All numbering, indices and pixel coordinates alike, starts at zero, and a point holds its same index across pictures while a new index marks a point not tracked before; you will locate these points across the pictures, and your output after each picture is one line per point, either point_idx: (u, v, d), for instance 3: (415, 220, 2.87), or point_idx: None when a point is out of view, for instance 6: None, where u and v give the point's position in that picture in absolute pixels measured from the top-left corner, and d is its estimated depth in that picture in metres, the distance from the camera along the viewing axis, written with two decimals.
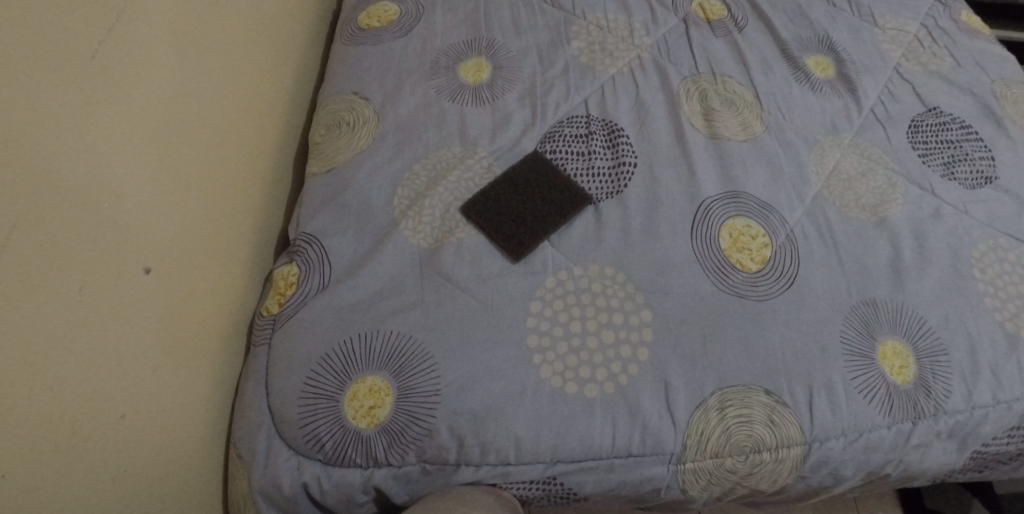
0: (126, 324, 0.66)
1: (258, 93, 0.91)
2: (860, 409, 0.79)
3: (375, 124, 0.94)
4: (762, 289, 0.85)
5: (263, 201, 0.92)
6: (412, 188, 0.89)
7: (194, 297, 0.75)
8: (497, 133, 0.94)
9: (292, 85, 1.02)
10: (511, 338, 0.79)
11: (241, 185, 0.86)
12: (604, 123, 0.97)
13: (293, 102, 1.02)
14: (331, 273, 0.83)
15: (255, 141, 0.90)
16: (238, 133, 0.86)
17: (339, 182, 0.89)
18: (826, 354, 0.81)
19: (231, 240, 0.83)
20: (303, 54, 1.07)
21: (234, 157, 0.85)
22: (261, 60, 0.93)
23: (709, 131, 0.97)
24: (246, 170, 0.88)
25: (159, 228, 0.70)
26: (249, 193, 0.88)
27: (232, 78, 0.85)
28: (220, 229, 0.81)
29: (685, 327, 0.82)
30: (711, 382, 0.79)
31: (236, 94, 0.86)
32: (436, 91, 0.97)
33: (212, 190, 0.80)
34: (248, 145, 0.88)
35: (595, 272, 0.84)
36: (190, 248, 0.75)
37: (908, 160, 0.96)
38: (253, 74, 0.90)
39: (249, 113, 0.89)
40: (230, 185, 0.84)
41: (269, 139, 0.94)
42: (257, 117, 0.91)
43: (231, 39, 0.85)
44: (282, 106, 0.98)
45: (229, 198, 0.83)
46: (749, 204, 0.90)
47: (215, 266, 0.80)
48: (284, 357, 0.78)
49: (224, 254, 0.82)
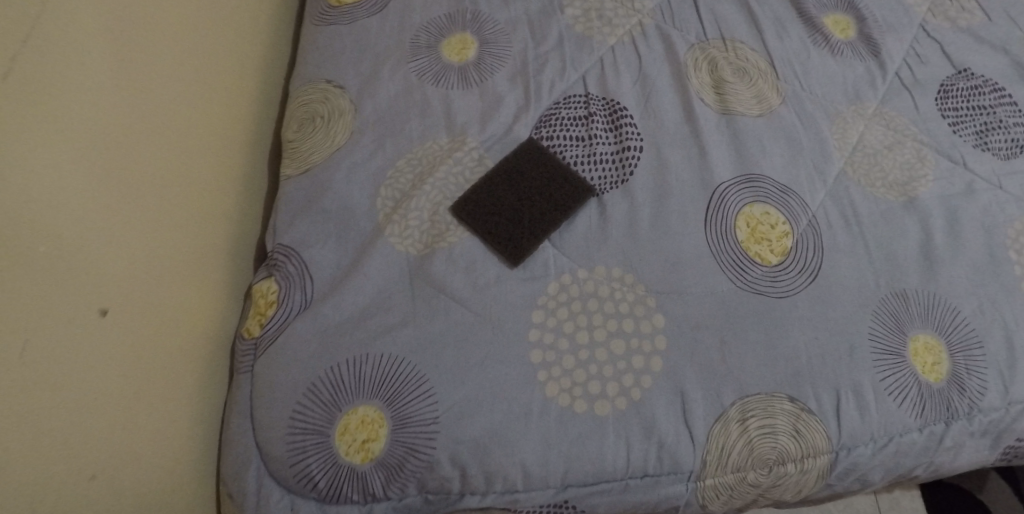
0: (83, 375, 0.59)
1: (221, 92, 0.83)
2: (890, 413, 0.74)
3: (352, 116, 0.85)
4: (784, 285, 0.78)
5: (235, 210, 0.84)
6: (397, 188, 0.81)
7: (166, 330, 0.69)
8: (487, 120, 0.85)
9: (257, 74, 0.93)
10: (513, 354, 0.73)
11: (209, 197, 0.79)
12: (604, 101, 0.88)
13: (260, 93, 0.93)
14: (313, 290, 0.76)
15: (221, 146, 0.82)
16: (201, 141, 0.78)
17: (316, 184, 0.81)
18: (854, 354, 0.75)
19: (202, 260, 0.77)
20: (267, 36, 0.97)
21: (198, 168, 0.77)
22: (221, 55, 0.84)
23: (721, 107, 0.88)
24: (213, 179, 0.80)
25: (115, 262, 0.63)
26: (219, 204, 0.81)
27: (188, 81, 0.77)
28: (187, 250, 0.74)
29: (702, 332, 0.75)
30: (731, 391, 0.73)
31: (195, 98, 0.78)
32: (418, 73, 0.88)
33: (175, 210, 0.73)
34: (213, 152, 0.81)
35: (601, 273, 0.77)
36: (156, 277, 0.68)
37: (938, 130, 0.88)
38: (213, 72, 0.82)
39: (212, 116, 0.81)
40: (195, 201, 0.77)
41: (236, 140, 0.86)
42: (221, 119, 0.83)
43: (184, 35, 0.77)
44: (247, 100, 0.89)
45: (196, 215, 0.77)
46: (766, 188, 0.83)
47: (185, 291, 0.73)
48: (267, 388, 0.72)
49: (195, 277, 0.75)
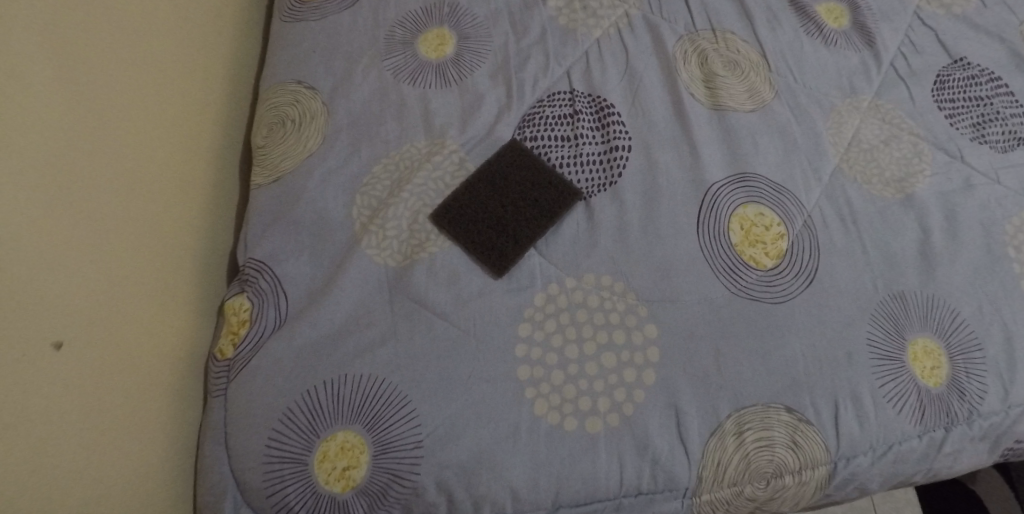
0: (34, 413, 0.57)
1: (184, 103, 0.80)
2: (890, 420, 0.72)
3: (324, 118, 0.80)
4: (779, 289, 0.75)
5: (206, 223, 0.80)
6: (373, 195, 0.77)
7: (130, 358, 0.67)
8: (468, 120, 0.81)
9: (222, 77, 0.88)
10: (499, 371, 0.70)
11: (176, 214, 0.76)
12: (590, 98, 0.84)
13: (226, 96, 0.88)
14: (288, 308, 0.73)
15: (188, 159, 0.79)
16: (162, 156, 0.75)
17: (288, 193, 0.77)
18: (852, 360, 0.73)
19: (170, 280, 0.74)
20: (232, 36, 0.92)
21: (161, 185, 0.74)
22: (181, 64, 0.81)
23: (712, 102, 0.85)
24: (180, 194, 0.77)
25: (69, 289, 0.61)
26: (189, 220, 0.78)
27: (142, 95, 0.73)
28: (153, 272, 0.71)
29: (695, 342, 0.72)
30: (727, 403, 0.71)
31: (152, 113, 0.74)
32: (394, 72, 0.83)
33: (134, 231, 0.70)
34: (178, 166, 0.77)
35: (590, 282, 0.74)
36: (115, 304, 0.66)
37: (934, 123, 0.85)
38: (173, 83, 0.78)
39: (174, 129, 0.78)
40: (160, 220, 0.73)
41: (203, 151, 0.82)
42: (187, 131, 0.80)
43: (132, 48, 0.73)
44: (211, 106, 0.85)
45: (162, 234, 0.73)
46: (760, 187, 0.80)
47: (153, 314, 0.70)
48: (241, 414, 0.69)
49: (165, 298, 0.72)
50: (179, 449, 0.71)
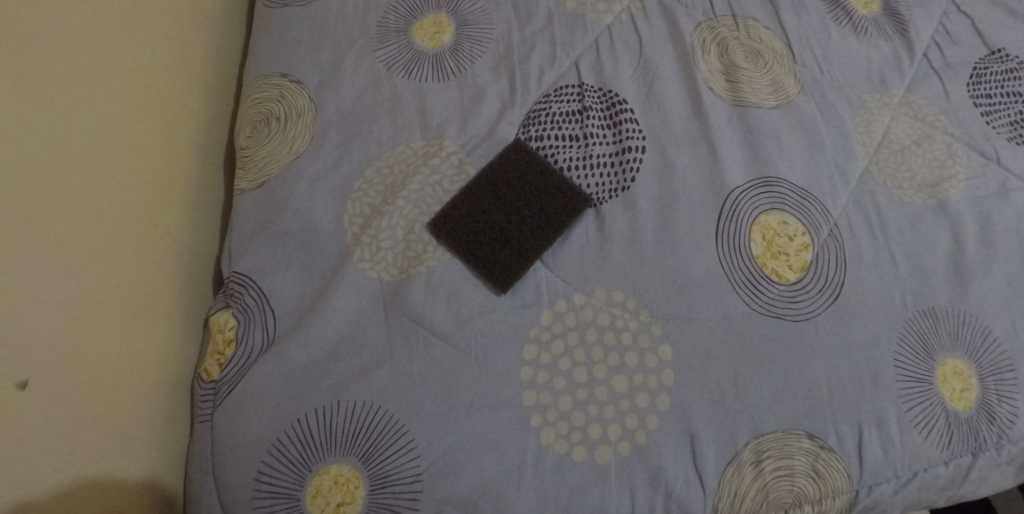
0: (8, 461, 0.55)
1: (159, 114, 0.77)
2: (916, 447, 0.68)
3: (312, 116, 0.74)
4: (803, 306, 0.70)
5: (180, 237, 0.77)
6: (365, 202, 0.71)
7: (109, 387, 0.65)
8: (468, 119, 0.75)
9: (191, 74, 0.83)
10: (504, 397, 0.65)
11: (153, 233, 0.74)
12: (600, 93, 0.78)
13: (196, 95, 0.83)
14: (276, 326, 0.67)
15: (164, 173, 0.76)
16: (137, 174, 0.72)
17: (274, 200, 0.71)
18: (878, 382, 0.69)
19: (148, 301, 0.71)
20: (203, 28, 0.86)
21: (136, 204, 0.72)
22: (158, 61, 0.78)
23: (732, 96, 0.78)
24: (157, 211, 0.75)
25: (49, 304, 0.61)
26: (168, 235, 0.76)
27: (112, 114, 0.70)
28: (133, 295, 0.70)
29: (713, 364, 0.68)
30: (745, 430, 0.66)
31: (124, 130, 0.71)
32: (386, 63, 0.77)
33: (110, 256, 0.67)
34: (155, 183, 0.75)
35: (600, 298, 0.69)
36: (90, 335, 0.64)
37: (970, 121, 0.79)
38: (147, 94, 0.75)
39: (149, 144, 0.75)
40: (136, 241, 0.71)
41: (180, 161, 0.79)
42: (162, 143, 0.77)
43: (101, 64, 0.70)
44: (181, 108, 0.80)
45: (139, 256, 0.71)
46: (784, 193, 0.74)
47: (133, 339, 0.69)
48: (228, 443, 0.64)
49: (147, 321, 0.71)
50: (151, 477, 0.68)
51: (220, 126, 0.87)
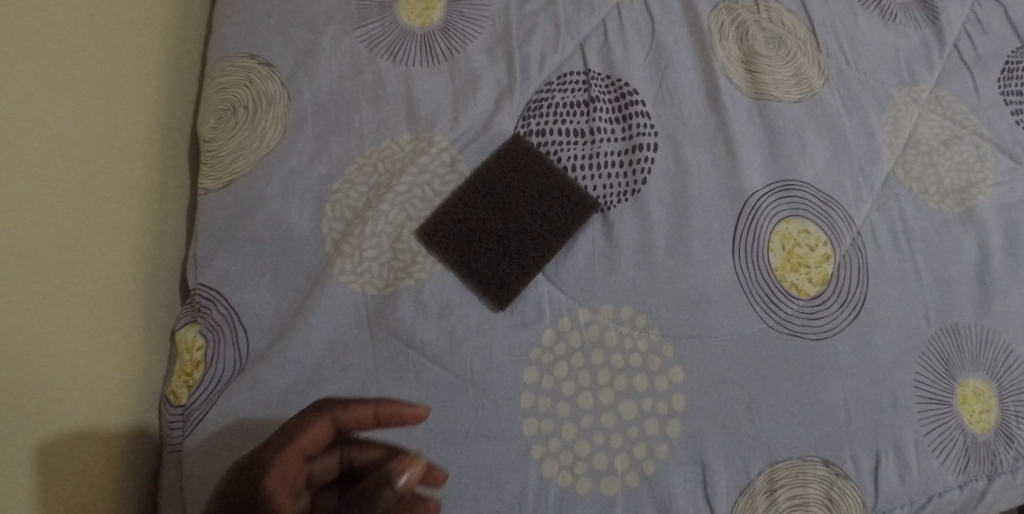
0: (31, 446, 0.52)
1: (107, 83, 0.66)
2: (933, 473, 0.65)
3: (285, 104, 0.66)
4: (822, 322, 0.65)
5: (143, 235, 0.68)
6: (346, 205, 0.64)
7: (71, 409, 0.56)
8: (461, 110, 0.68)
9: (152, 48, 0.73)
10: (502, 426, 0.60)
11: (108, 223, 0.64)
12: (608, 82, 0.71)
13: (157, 72, 0.73)
14: (249, 345, 0.61)
15: (116, 154, 0.66)
16: (87, 154, 0.62)
17: (243, 201, 0.63)
18: (897, 405, 0.65)
19: (107, 308, 0.62)
20: None
21: (88, 191, 0.61)
22: (132, 18, 0.71)
23: (752, 88, 0.72)
24: (111, 199, 0.64)
25: (58, 280, 0.56)
26: (124, 229, 0.66)
27: (55, 81, 0.59)
28: (89, 298, 0.60)
29: (727, 387, 0.63)
30: (759, 457, 0.62)
31: (70, 103, 0.60)
32: (369, 44, 0.69)
33: (76, 249, 0.59)
34: (108, 165, 0.64)
35: (607, 315, 0.63)
36: (68, 336, 0.56)
37: (1000, 121, 0.74)
38: (92, 61, 0.64)
39: (99, 118, 0.64)
40: (91, 235, 0.61)
41: (136, 143, 0.69)
42: (112, 116, 0.66)
43: (41, 19, 0.58)
44: (138, 83, 0.70)
45: (95, 251, 0.61)
46: (806, 199, 0.68)
47: (90, 352, 0.59)
48: (199, 480, 0.58)
49: (104, 329, 0.61)
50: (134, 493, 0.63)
51: (185, 108, 0.78)
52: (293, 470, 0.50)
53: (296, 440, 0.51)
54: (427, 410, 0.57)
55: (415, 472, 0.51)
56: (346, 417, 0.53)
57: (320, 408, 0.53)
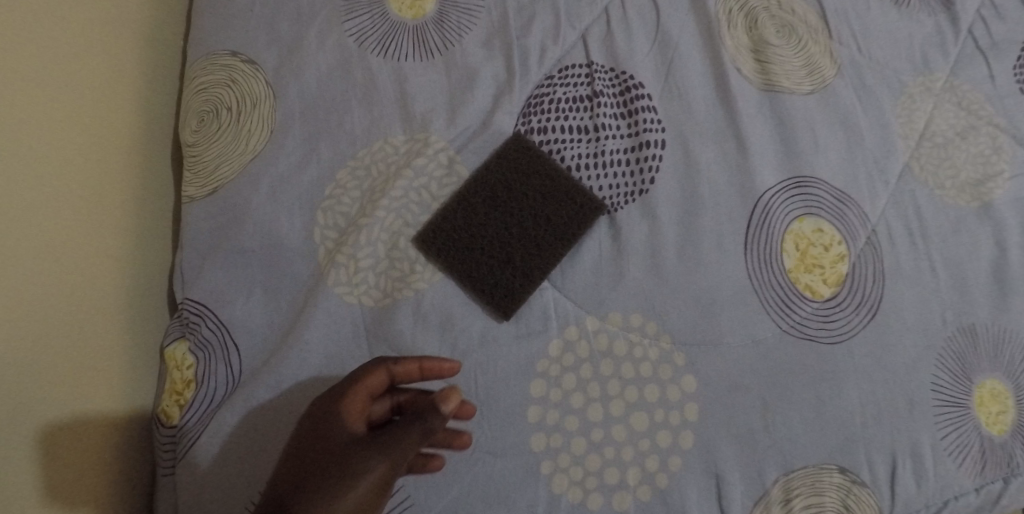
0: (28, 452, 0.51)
1: (81, 83, 0.61)
2: (951, 478, 0.63)
3: (270, 105, 0.62)
4: (838, 325, 0.63)
5: (133, 245, 0.64)
6: (339, 211, 0.60)
7: (56, 422, 0.53)
8: (458, 108, 0.64)
9: (139, 44, 0.69)
10: (509, 441, 0.58)
11: (87, 235, 0.59)
12: (612, 75, 0.67)
13: (145, 70, 0.69)
14: (241, 363, 0.58)
15: (94, 159, 0.61)
16: (74, 150, 0.59)
17: (229, 209, 0.60)
18: (914, 409, 0.63)
19: (89, 327, 0.58)
20: None
21: (59, 201, 0.57)
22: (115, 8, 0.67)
23: (763, 79, 0.69)
24: (90, 209, 0.60)
25: (49, 282, 0.55)
26: (108, 241, 0.61)
27: (31, 75, 0.56)
28: (66, 316, 0.56)
29: (742, 395, 0.61)
30: (775, 466, 0.60)
31: (45, 98, 0.57)
32: (358, 38, 0.65)
33: (69, 249, 0.57)
34: (83, 171, 0.60)
35: (615, 322, 0.61)
36: (63, 340, 0.55)
37: (1017, 110, 0.71)
38: (61, 59, 0.60)
39: (71, 120, 0.59)
40: (66, 248, 0.57)
41: (127, 140, 0.65)
42: (88, 119, 0.61)
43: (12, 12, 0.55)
44: (121, 83, 0.66)
45: (72, 266, 0.57)
46: (819, 196, 0.65)
47: (68, 376, 0.55)
48: (193, 507, 0.55)
49: (85, 351, 0.57)
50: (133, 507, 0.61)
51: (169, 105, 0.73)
52: (353, 414, 0.52)
53: (351, 393, 0.53)
54: (457, 364, 0.56)
55: (454, 404, 0.52)
56: (399, 371, 0.54)
57: (374, 364, 0.54)
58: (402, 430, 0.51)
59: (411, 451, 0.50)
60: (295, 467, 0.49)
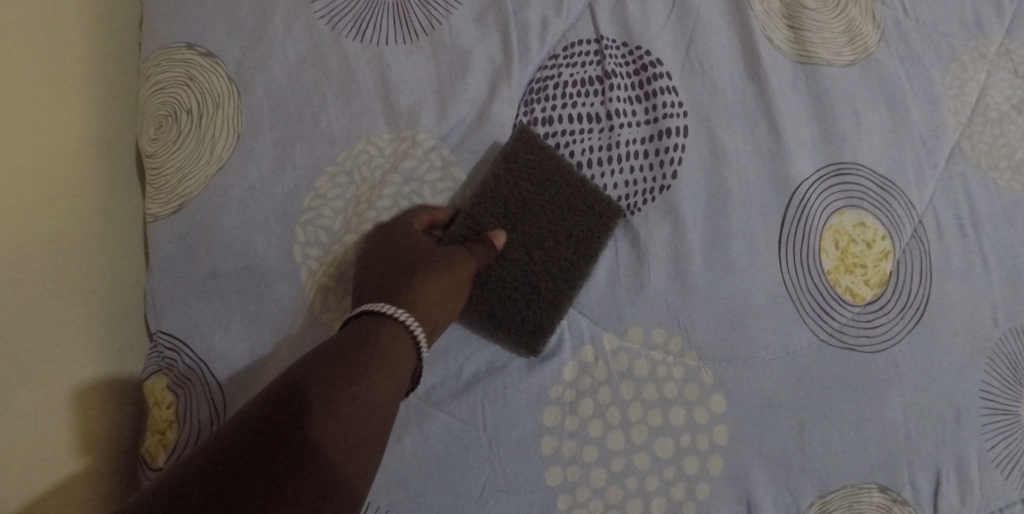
0: (91, 427, 0.50)
1: (94, 55, 0.55)
2: (998, 493, 0.57)
3: (235, 104, 0.55)
4: (881, 332, 0.57)
5: (113, 271, 0.53)
6: (321, 226, 0.55)
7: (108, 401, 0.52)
8: (450, 99, 0.57)
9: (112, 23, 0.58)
10: (522, 477, 0.52)
11: (48, 261, 0.48)
12: (626, 50, 0.59)
13: None
14: (223, 400, 0.52)
15: (48, 157, 0.49)
16: (107, 119, 0.55)
17: (196, 227, 0.53)
18: (961, 419, 0.57)
19: (119, 330, 0.53)
20: None
21: (74, 193, 0.51)
22: None
23: (796, 51, 0.60)
24: (47, 226, 0.48)
25: (98, 259, 0.52)
26: (80, 264, 0.50)
27: (70, 40, 0.53)
28: (14, 360, 0.45)
29: (774, 414, 0.55)
30: (810, 488, 0.55)
31: (83, 63, 0.54)
32: (330, 21, 0.57)
33: (109, 225, 0.54)
34: (36, 173, 0.48)
35: (634, 339, 0.55)
36: (112, 322, 0.52)
37: None
38: (83, 25, 0.54)
39: (42, 105, 0.50)
40: (18, 273, 0.46)
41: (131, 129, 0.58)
42: (59, 104, 0.51)
43: None
44: (91, 71, 0.54)
45: (80, 278, 0.50)
46: (863, 184, 0.58)
47: (92, 389, 0.50)
48: None
49: (44, 401, 0.46)
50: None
51: None
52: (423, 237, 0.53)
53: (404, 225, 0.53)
54: (433, 213, 0.55)
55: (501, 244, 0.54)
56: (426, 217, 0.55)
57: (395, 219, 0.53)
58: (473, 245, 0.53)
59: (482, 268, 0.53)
60: (371, 293, 0.49)
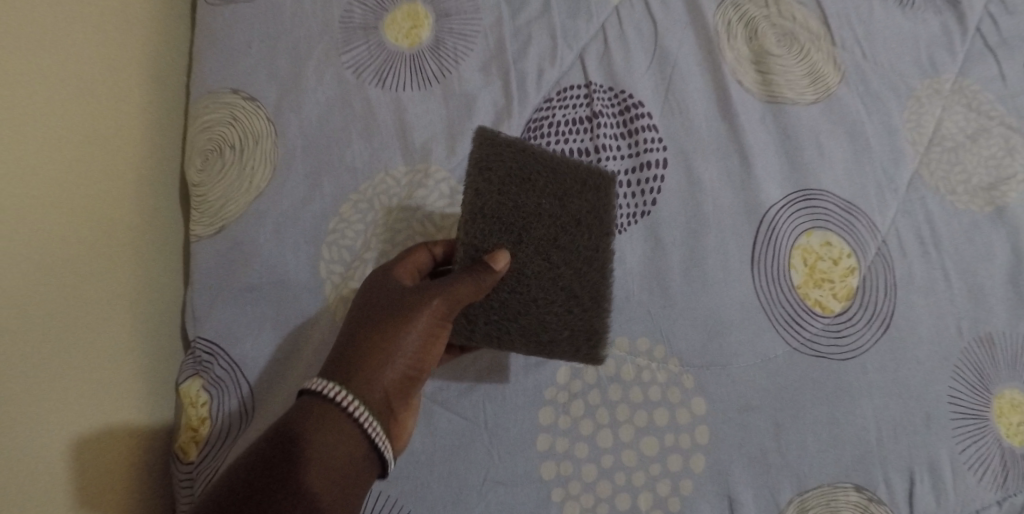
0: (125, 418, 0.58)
1: (145, 104, 0.65)
2: (973, 494, 0.60)
3: (272, 141, 0.64)
4: (849, 341, 0.62)
5: (151, 284, 0.62)
6: (343, 246, 0.62)
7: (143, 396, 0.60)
8: (457, 137, 0.65)
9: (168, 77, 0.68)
10: (518, 470, 0.58)
11: (90, 286, 0.56)
12: (612, 94, 0.67)
13: None
14: (252, 400, 0.59)
15: (106, 190, 0.59)
16: (153, 157, 0.65)
17: (234, 247, 0.62)
18: (932, 422, 0.61)
19: (150, 336, 0.61)
20: None
21: (122, 220, 0.60)
22: None
23: (764, 91, 0.68)
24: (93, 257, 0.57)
25: (137, 275, 0.61)
26: (123, 280, 0.59)
27: (127, 91, 0.63)
28: (43, 382, 0.52)
29: (751, 416, 0.60)
30: (787, 485, 0.59)
31: (136, 110, 0.64)
32: (355, 72, 0.66)
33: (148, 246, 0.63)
34: (96, 205, 0.58)
35: (621, 348, 0.61)
36: (146, 329, 0.61)
37: None
38: (138, 78, 0.65)
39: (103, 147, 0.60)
40: (78, 287, 0.55)
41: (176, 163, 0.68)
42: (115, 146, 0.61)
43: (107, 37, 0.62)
44: (142, 116, 0.64)
45: (124, 290, 0.59)
46: (828, 208, 0.64)
47: (128, 386, 0.58)
48: None
49: (61, 419, 0.52)
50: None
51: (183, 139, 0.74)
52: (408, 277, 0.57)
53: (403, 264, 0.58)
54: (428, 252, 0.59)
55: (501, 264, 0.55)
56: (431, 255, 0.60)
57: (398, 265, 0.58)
58: (458, 283, 0.53)
59: (476, 291, 0.53)
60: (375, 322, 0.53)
